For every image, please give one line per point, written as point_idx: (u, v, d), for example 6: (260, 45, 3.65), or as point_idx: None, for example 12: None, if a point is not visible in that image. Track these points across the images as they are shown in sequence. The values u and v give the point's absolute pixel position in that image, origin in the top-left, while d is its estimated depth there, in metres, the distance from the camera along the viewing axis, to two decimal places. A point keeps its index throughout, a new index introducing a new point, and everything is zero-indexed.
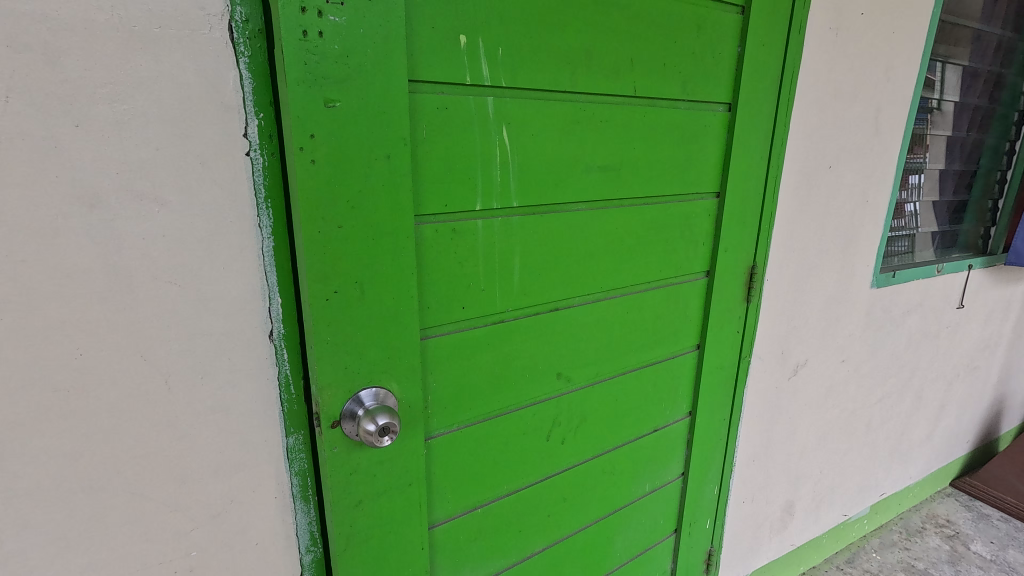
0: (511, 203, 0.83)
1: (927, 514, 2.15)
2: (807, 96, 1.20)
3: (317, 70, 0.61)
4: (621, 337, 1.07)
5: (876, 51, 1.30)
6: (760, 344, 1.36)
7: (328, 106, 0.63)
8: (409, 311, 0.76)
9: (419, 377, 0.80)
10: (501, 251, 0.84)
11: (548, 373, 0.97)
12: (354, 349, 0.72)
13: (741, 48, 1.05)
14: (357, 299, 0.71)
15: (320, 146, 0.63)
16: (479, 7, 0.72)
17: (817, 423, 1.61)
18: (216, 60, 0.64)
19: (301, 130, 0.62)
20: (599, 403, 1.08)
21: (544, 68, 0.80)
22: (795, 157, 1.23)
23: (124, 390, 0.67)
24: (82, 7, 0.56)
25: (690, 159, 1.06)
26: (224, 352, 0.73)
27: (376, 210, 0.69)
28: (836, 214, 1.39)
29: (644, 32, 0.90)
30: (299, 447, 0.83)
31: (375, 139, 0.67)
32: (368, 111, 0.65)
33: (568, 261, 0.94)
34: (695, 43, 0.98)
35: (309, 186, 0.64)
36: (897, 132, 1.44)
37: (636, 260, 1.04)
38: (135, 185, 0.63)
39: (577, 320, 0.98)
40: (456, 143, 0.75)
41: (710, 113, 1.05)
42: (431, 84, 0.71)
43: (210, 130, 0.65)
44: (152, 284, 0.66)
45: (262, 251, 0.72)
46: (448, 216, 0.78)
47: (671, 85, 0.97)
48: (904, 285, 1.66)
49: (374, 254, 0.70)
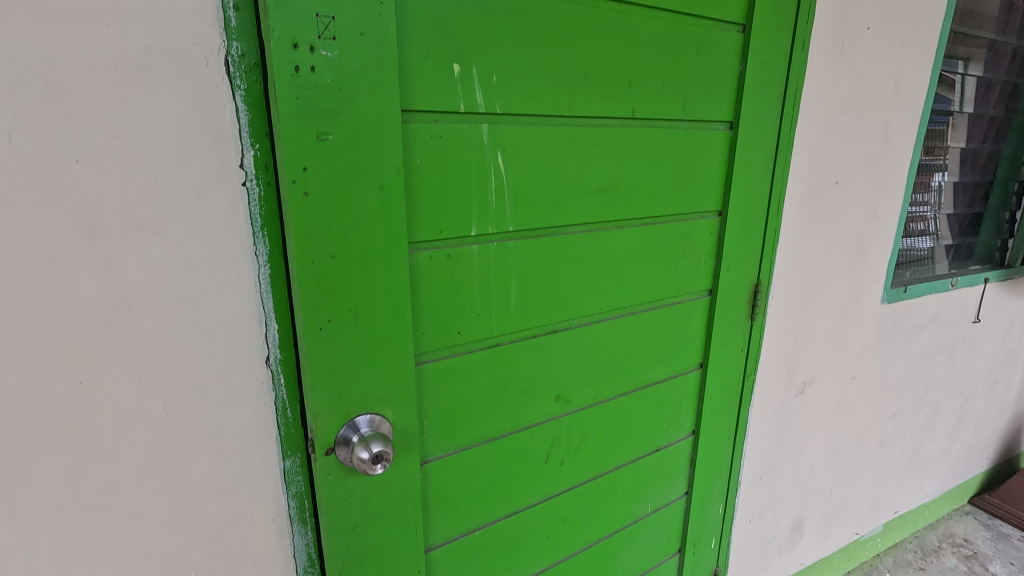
0: (507, 228, 0.81)
1: (943, 532, 2.00)
2: (817, 112, 1.13)
3: (310, 102, 0.60)
4: (623, 358, 1.04)
5: (891, 62, 1.20)
6: (766, 362, 1.29)
7: (322, 139, 0.62)
8: (404, 338, 0.74)
9: (414, 402, 0.78)
10: (497, 274, 0.83)
11: (547, 395, 0.95)
12: (349, 378, 0.71)
13: (742, 66, 1.00)
14: (351, 328, 0.70)
15: (313, 178, 0.63)
16: (468, 33, 0.70)
17: (827, 440, 1.52)
18: (212, 94, 0.65)
19: (295, 161, 0.61)
20: (601, 425, 1.06)
21: (538, 91, 0.78)
22: (803, 174, 1.17)
23: (122, 414, 0.69)
24: (81, 47, 0.58)
25: (693, 178, 1.02)
26: (221, 376, 0.74)
27: (371, 238, 0.68)
28: (847, 229, 1.30)
29: (643, 51, 0.87)
30: (296, 470, 0.83)
31: (371, 167, 0.66)
32: (361, 142, 0.64)
33: (567, 283, 0.91)
34: (694, 63, 0.94)
35: (302, 217, 0.63)
36: (908, 146, 1.32)
37: (636, 281, 1.01)
38: (134, 216, 0.64)
39: (576, 342, 0.96)
40: (452, 169, 0.74)
41: (711, 132, 1.01)
42: (424, 113, 0.70)
43: (207, 161, 0.66)
44: (149, 312, 0.67)
45: (259, 279, 0.73)
46: (444, 242, 0.76)
47: (670, 104, 0.94)
48: (918, 300, 1.55)
49: (369, 282, 0.69)
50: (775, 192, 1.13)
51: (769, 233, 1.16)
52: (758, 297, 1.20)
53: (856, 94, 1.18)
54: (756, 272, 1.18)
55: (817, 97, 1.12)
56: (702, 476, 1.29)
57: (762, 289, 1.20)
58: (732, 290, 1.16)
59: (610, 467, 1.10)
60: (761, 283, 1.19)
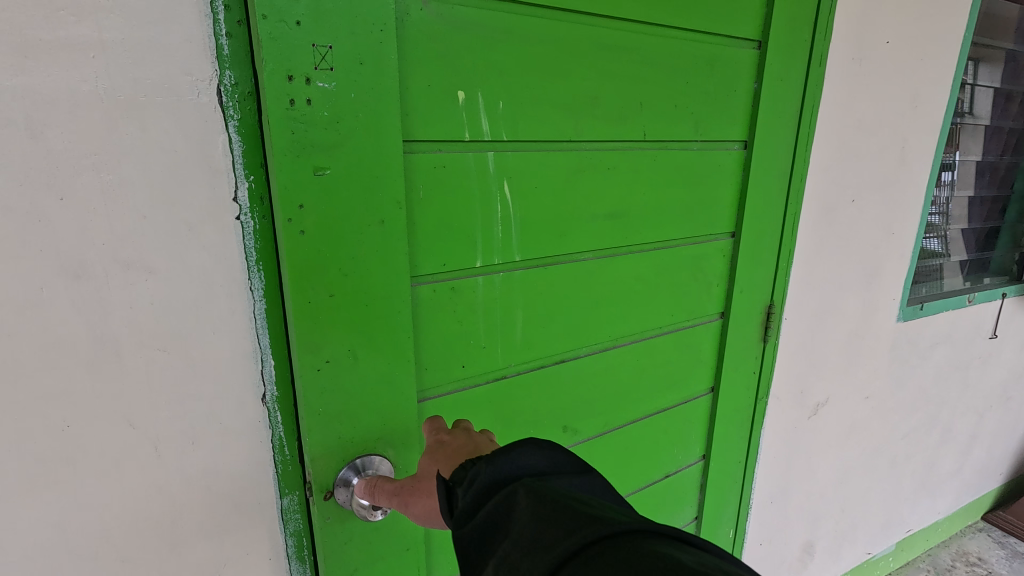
0: (513, 257, 0.78)
1: (957, 551, 1.96)
2: (833, 129, 1.09)
3: (306, 136, 0.57)
4: (632, 385, 1.01)
5: (910, 77, 1.16)
6: (779, 385, 1.26)
7: (318, 174, 0.59)
8: (405, 376, 0.71)
9: (417, 441, 0.75)
10: (502, 306, 0.79)
11: (554, 427, 0.92)
12: (348, 419, 0.68)
13: (757, 84, 0.97)
14: (350, 368, 0.66)
15: (310, 215, 0.59)
16: (473, 59, 0.67)
17: (839, 461, 1.48)
18: (204, 126, 0.62)
19: (292, 198, 0.58)
20: (608, 454, 1.02)
21: (545, 116, 0.75)
22: (819, 193, 1.13)
23: (110, 458, 0.66)
24: (65, 81, 0.55)
25: (706, 200, 0.98)
26: (214, 416, 0.71)
27: (371, 275, 0.65)
28: (863, 247, 1.26)
29: (655, 72, 0.84)
30: (293, 508, 0.79)
31: (370, 203, 0.62)
32: (360, 176, 0.61)
33: (574, 311, 0.88)
34: (708, 82, 0.90)
35: (298, 256, 0.60)
36: (927, 161, 1.27)
37: (646, 307, 0.97)
38: (122, 254, 0.61)
39: (584, 371, 0.93)
40: (456, 199, 0.70)
41: (724, 152, 0.98)
42: (427, 143, 0.66)
43: (199, 195, 0.63)
44: (138, 351, 0.64)
45: (254, 315, 0.70)
46: (447, 274, 0.73)
47: (683, 125, 0.90)
48: (934, 317, 1.51)
49: (368, 320, 0.66)
50: (789, 211, 1.09)
51: (782, 253, 1.12)
52: (771, 318, 1.16)
53: (874, 110, 1.14)
54: (769, 293, 1.14)
55: (833, 114, 1.08)
56: (712, 501, 1.25)
57: (775, 310, 1.16)
58: (744, 313, 1.12)
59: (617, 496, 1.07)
60: (774, 305, 1.15)
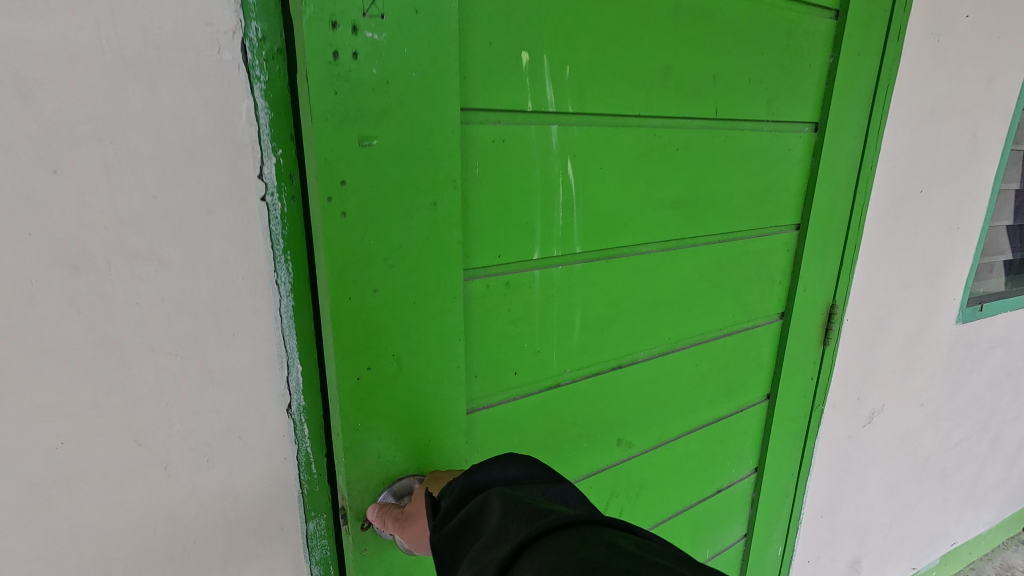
0: (574, 249, 0.68)
1: (1000, 565, 1.86)
2: (906, 113, 1.00)
3: (351, 98, 0.47)
4: (689, 393, 0.91)
5: (986, 57, 1.06)
6: (835, 392, 1.16)
7: (364, 144, 0.49)
8: (455, 385, 0.61)
9: (464, 459, 0.66)
10: (560, 304, 0.70)
11: (608, 440, 0.82)
12: (389, 436, 0.58)
13: (833, 58, 0.87)
14: (394, 377, 0.57)
15: (353, 194, 0.49)
16: (540, 15, 0.57)
17: (890, 473, 1.39)
18: (225, 88, 0.52)
19: (332, 175, 0.48)
20: (661, 469, 0.93)
21: (615, 87, 0.65)
22: (887, 183, 1.03)
23: (114, 479, 0.56)
24: (59, 27, 0.45)
25: (773, 188, 0.89)
26: (233, 431, 0.61)
27: (420, 268, 0.55)
28: (928, 243, 1.16)
29: (731, 40, 0.74)
30: (320, 533, 0.70)
31: (422, 182, 0.53)
32: (412, 149, 0.51)
33: (634, 311, 0.78)
34: (784, 54, 0.80)
35: (339, 243, 0.50)
36: (997, 150, 1.18)
37: (707, 307, 0.88)
38: (127, 240, 0.51)
39: (641, 378, 0.83)
40: (515, 180, 0.61)
41: (795, 134, 0.88)
42: (485, 112, 0.57)
43: (218, 171, 0.53)
44: (146, 355, 0.55)
45: (280, 313, 0.60)
46: (501, 268, 0.63)
47: (756, 102, 0.80)
48: (991, 319, 1.41)
49: (415, 321, 0.56)
50: (858, 203, 1.00)
51: (847, 250, 1.02)
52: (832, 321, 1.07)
53: (948, 93, 1.04)
54: (832, 293, 1.04)
55: (908, 96, 0.99)
56: (763, 517, 1.16)
57: (837, 312, 1.06)
58: (806, 314, 1.02)
59: (668, 514, 0.98)
60: (836, 306, 1.06)
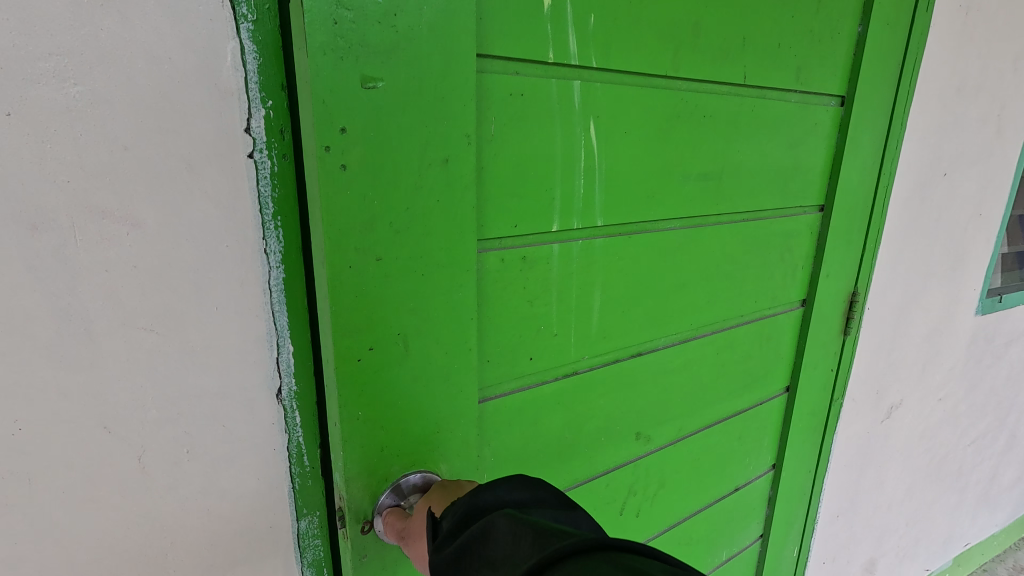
0: (595, 224, 0.63)
1: (1013, 566, 1.82)
2: (932, 90, 0.95)
3: (353, 30, 0.41)
4: (711, 384, 0.86)
5: (1014, 34, 1.01)
6: (854, 386, 1.11)
7: (367, 87, 0.43)
8: (465, 370, 0.55)
9: (475, 455, 0.59)
10: (579, 284, 0.64)
11: (626, 435, 0.77)
12: (392, 422, 0.52)
13: (863, 27, 0.82)
14: (397, 360, 0.51)
15: (353, 146, 0.43)
16: None
17: (907, 471, 1.33)
18: (208, 27, 0.46)
19: (332, 119, 0.42)
20: (680, 468, 0.87)
21: (642, 44, 0.60)
22: (911, 165, 0.98)
23: (81, 472, 0.50)
24: None
25: (799, 165, 0.83)
26: (217, 419, 0.55)
27: (427, 235, 0.49)
28: (951, 230, 1.11)
29: (761, 1, 0.69)
30: (313, 533, 0.64)
31: (433, 134, 0.47)
32: (421, 97, 0.45)
33: (657, 295, 0.73)
34: (814, 19, 0.75)
35: (336, 203, 0.44)
36: (1020, 135, 1.13)
37: (730, 293, 0.82)
38: (96, 198, 0.45)
39: (662, 369, 0.77)
40: (533, 140, 0.55)
41: (821, 108, 0.83)
42: (503, 61, 0.51)
43: (201, 122, 0.47)
44: (119, 330, 0.49)
45: (269, 286, 0.54)
46: (517, 241, 0.58)
47: (785, 70, 0.75)
48: (1010, 312, 1.37)
49: (422, 296, 0.50)
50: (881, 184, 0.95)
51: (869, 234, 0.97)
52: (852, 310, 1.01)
53: (975, 71, 0.99)
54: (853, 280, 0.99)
55: (934, 72, 0.94)
56: (780, 517, 1.10)
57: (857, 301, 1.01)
58: (829, 302, 0.97)
59: (685, 514, 0.92)
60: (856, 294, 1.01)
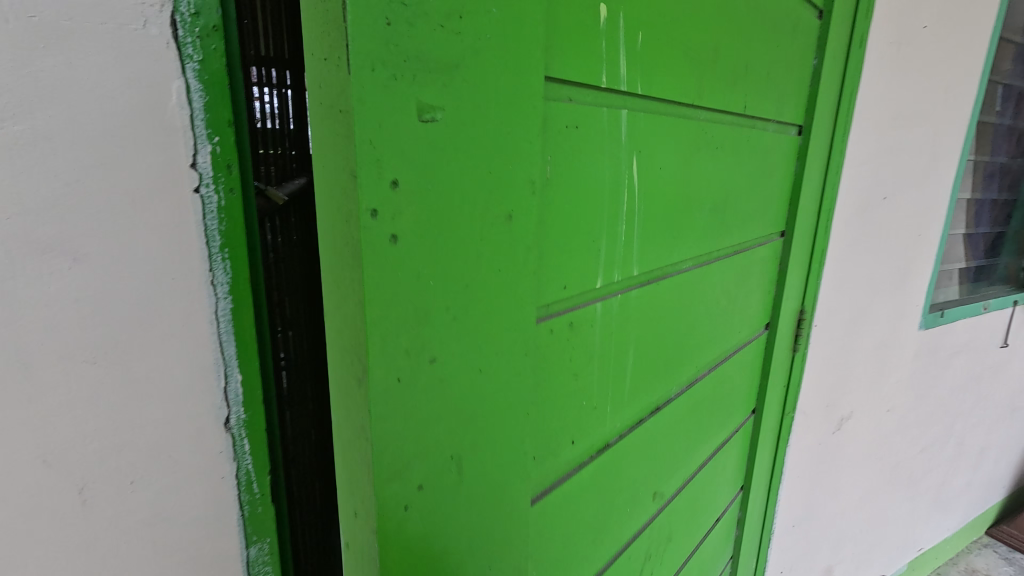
0: (631, 272, 0.63)
1: (965, 569, 1.88)
2: (868, 119, 1.00)
3: (410, 46, 0.32)
4: (705, 415, 0.90)
5: (943, 67, 1.08)
6: (805, 399, 1.15)
7: (425, 121, 0.34)
8: (519, 457, 0.48)
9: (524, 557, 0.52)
10: (616, 335, 0.63)
11: (645, 494, 0.77)
12: (444, 546, 0.42)
13: (818, 60, 0.87)
14: (453, 464, 0.41)
15: (410, 201, 0.34)
16: None
17: (860, 480, 1.38)
18: (153, 66, 0.47)
19: (384, 167, 0.32)
20: (683, 506, 0.89)
21: (674, 76, 0.60)
22: (852, 190, 1.04)
23: (18, 506, 0.50)
24: None
25: (770, 194, 0.88)
26: (162, 449, 0.55)
27: (483, 305, 0.41)
28: (892, 249, 1.17)
29: (756, 35, 0.71)
30: (263, 559, 0.64)
31: (502, 181, 0.40)
32: (485, 136, 0.37)
33: (673, 334, 0.74)
34: (789, 51, 0.80)
35: (393, 274, 0.34)
36: (953, 160, 1.20)
37: (722, 327, 0.87)
38: (36, 233, 0.45)
39: (672, 411, 0.80)
40: (580, 180, 0.52)
41: (786, 137, 0.87)
42: (561, 89, 0.47)
43: (145, 158, 0.48)
44: (58, 365, 0.48)
45: (217, 317, 0.55)
46: (565, 300, 0.54)
47: (767, 102, 0.79)
48: (952, 325, 1.44)
49: (479, 378, 0.42)
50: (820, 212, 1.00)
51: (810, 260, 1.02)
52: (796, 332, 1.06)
53: (908, 101, 1.05)
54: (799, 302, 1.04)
55: (870, 103, 0.99)
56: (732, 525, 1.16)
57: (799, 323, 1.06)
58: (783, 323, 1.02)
59: (681, 560, 0.94)
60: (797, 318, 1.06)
